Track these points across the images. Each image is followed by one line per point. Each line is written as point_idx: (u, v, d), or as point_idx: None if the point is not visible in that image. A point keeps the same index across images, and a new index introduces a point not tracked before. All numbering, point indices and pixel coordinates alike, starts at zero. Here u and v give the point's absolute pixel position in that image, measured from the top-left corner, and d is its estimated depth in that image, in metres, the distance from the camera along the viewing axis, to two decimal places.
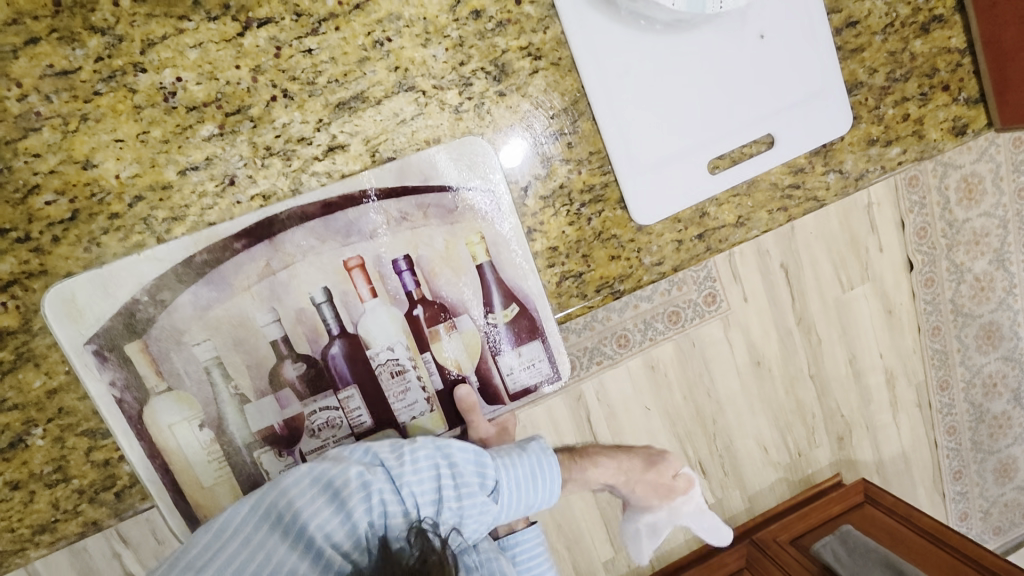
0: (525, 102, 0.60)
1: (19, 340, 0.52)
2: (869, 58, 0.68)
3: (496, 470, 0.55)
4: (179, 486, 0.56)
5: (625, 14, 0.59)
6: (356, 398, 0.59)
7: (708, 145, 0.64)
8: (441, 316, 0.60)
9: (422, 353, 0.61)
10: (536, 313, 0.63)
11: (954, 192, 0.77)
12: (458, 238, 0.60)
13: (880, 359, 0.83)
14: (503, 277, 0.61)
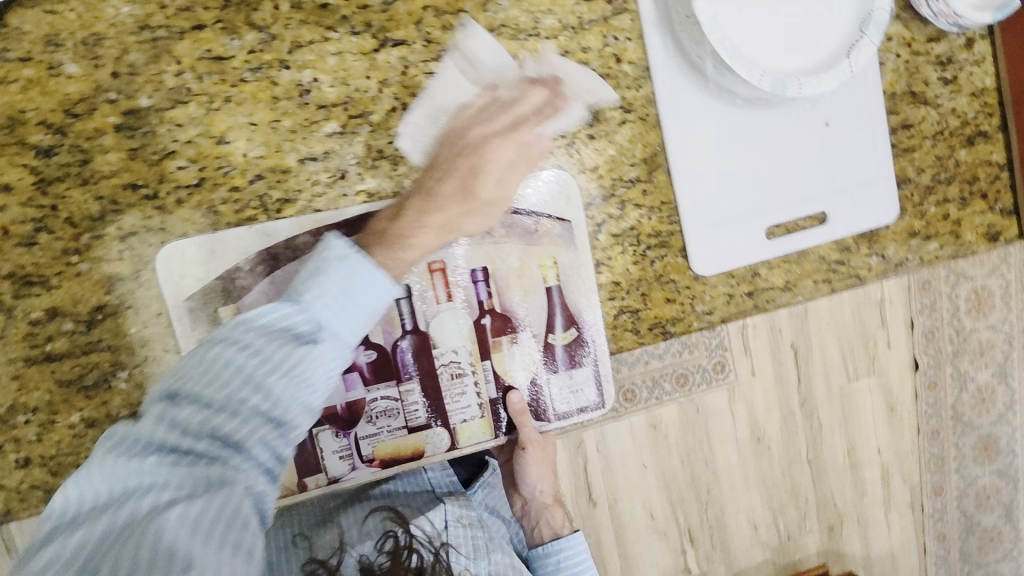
0: (611, 149, 0.66)
1: (127, 288, 0.56)
2: (919, 158, 0.75)
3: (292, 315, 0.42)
4: None
5: (711, 86, 0.65)
6: (415, 392, 0.63)
7: (768, 213, 0.70)
8: (506, 328, 0.65)
9: (482, 361, 0.65)
10: (591, 340, 0.67)
11: (964, 301, 0.99)
12: (533, 259, 0.65)
13: (876, 454, 1.05)
14: (568, 301, 0.66)
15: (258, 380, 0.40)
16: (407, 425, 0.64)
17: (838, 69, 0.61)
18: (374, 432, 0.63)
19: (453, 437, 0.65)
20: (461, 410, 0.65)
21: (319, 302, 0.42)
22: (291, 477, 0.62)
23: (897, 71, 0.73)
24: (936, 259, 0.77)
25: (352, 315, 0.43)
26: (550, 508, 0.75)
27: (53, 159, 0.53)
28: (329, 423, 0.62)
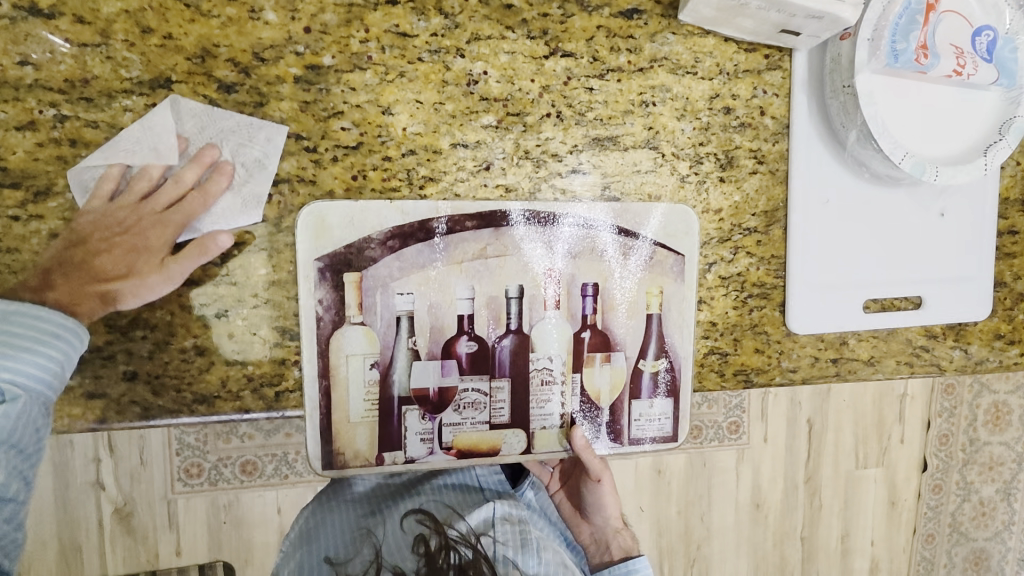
0: (737, 194, 0.68)
1: (267, 231, 0.57)
2: (1018, 264, 0.77)
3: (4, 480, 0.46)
4: (332, 411, 0.61)
5: (844, 156, 0.67)
6: (504, 391, 0.64)
7: (870, 287, 0.72)
8: (603, 347, 0.66)
9: (573, 373, 0.66)
10: (679, 375, 0.68)
11: (983, 413, 1.02)
12: (641, 285, 0.66)
13: (870, 544, 1.06)
14: (664, 332, 0.67)
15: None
16: (490, 421, 0.64)
17: (973, 165, 0.64)
18: (457, 421, 0.64)
19: (530, 442, 0.66)
20: (543, 417, 0.66)
21: (4, 361, 0.47)
22: (371, 450, 0.62)
23: (1014, 177, 0.75)
24: (1014, 364, 0.78)
25: (39, 367, 0.48)
26: (621, 532, 0.73)
27: (231, 96, 0.55)
28: (418, 404, 0.62)
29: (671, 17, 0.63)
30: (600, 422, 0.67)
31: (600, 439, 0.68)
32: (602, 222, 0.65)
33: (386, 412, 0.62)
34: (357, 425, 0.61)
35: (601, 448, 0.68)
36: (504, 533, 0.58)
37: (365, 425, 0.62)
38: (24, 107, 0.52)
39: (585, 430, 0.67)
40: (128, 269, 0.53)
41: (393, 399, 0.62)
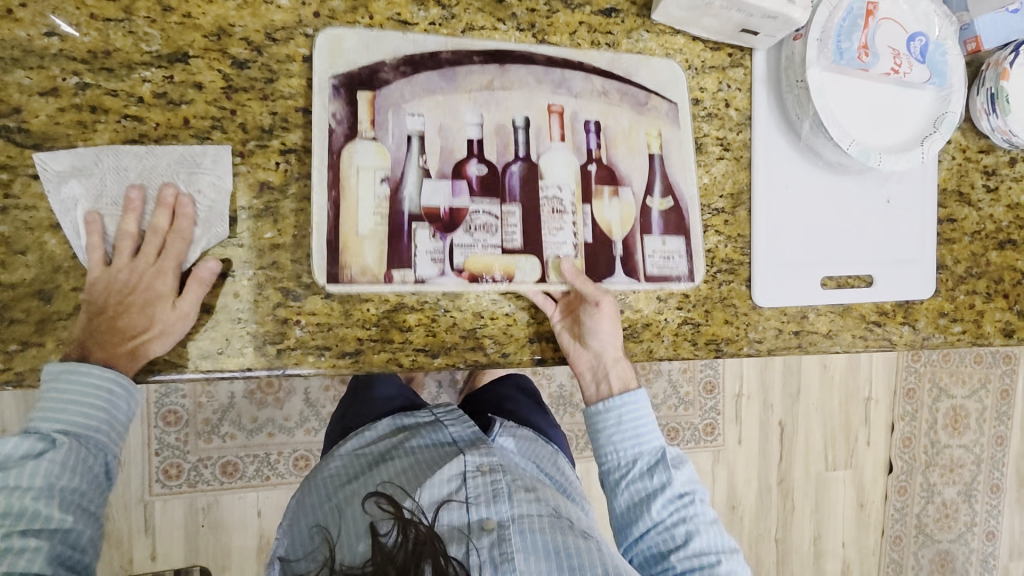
0: (706, 177, 0.74)
1: (273, 197, 0.61)
2: (956, 250, 0.85)
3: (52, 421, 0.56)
4: (341, 223, 0.62)
5: (801, 144, 0.75)
6: (514, 215, 0.66)
7: (827, 267, 0.78)
8: (610, 180, 0.70)
9: (583, 205, 0.69)
10: (685, 213, 0.73)
11: None
12: (641, 126, 0.71)
13: None
14: (668, 171, 0.72)
15: (51, 486, 0.55)
16: (502, 246, 0.66)
17: (911, 153, 0.73)
18: (470, 243, 0.65)
19: (544, 271, 0.67)
20: (556, 246, 0.68)
21: (62, 412, 0.56)
22: (380, 266, 0.63)
23: (951, 170, 0.84)
24: (957, 340, 0.85)
25: (94, 408, 0.56)
26: (620, 362, 0.70)
27: (244, 72, 0.60)
28: (429, 222, 0.64)
29: (644, 17, 0.71)
30: (614, 256, 0.70)
31: (614, 273, 0.70)
32: (588, 67, 0.69)
33: (396, 226, 0.63)
34: (365, 239, 0.62)
35: (619, 281, 0.70)
36: (476, 483, 0.71)
37: (372, 240, 0.63)
38: (48, 74, 0.56)
39: (591, 264, 0.69)
40: (129, 352, 0.57)
41: (404, 213, 0.64)
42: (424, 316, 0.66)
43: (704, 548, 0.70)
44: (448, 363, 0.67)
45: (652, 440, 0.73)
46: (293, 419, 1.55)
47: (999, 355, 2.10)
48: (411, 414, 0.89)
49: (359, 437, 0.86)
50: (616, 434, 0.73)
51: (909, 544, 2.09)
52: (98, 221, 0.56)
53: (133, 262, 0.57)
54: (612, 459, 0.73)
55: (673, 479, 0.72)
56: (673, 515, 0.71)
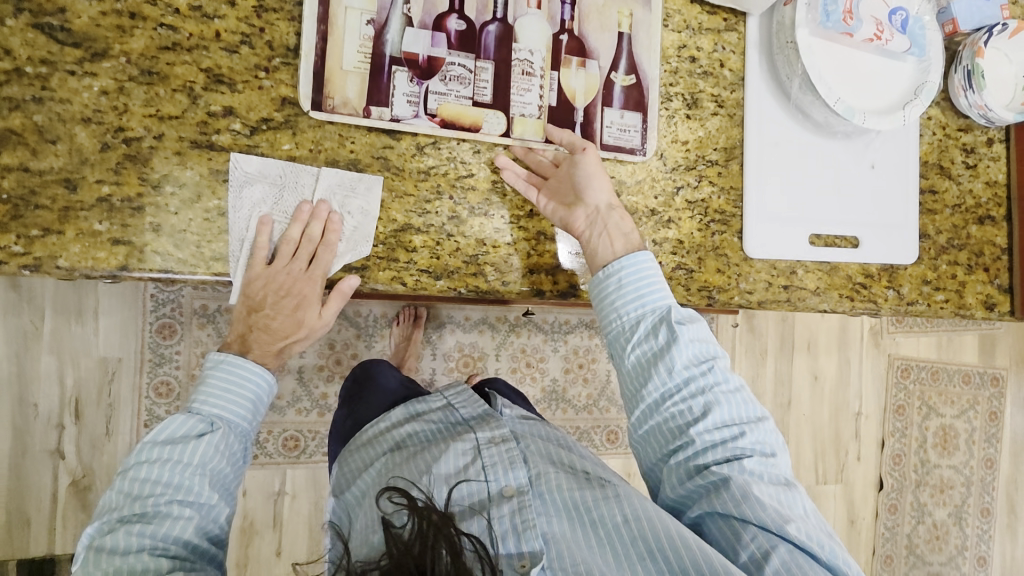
0: (701, 131, 0.79)
1: (294, 111, 0.65)
2: (938, 221, 0.89)
3: (205, 408, 0.65)
4: (326, 56, 0.66)
5: (790, 105, 0.80)
6: (487, 72, 0.71)
7: (816, 224, 0.82)
8: (579, 52, 0.74)
9: (552, 71, 0.73)
10: (646, 91, 0.76)
11: None
12: (614, 6, 0.75)
13: None
14: (634, 52, 0.76)
15: (205, 465, 0.62)
16: (473, 99, 0.70)
17: (893, 116, 0.77)
18: (443, 92, 0.69)
19: (509, 127, 0.72)
20: (522, 106, 0.72)
21: (218, 400, 0.65)
22: (360, 100, 0.67)
23: (931, 145, 0.89)
24: (941, 308, 0.88)
25: (245, 397, 0.67)
26: (616, 209, 0.70)
27: None
28: (407, 67, 0.68)
29: None
30: (574, 122, 0.74)
31: (573, 138, 0.74)
32: None
33: (377, 66, 0.67)
34: (348, 73, 0.66)
35: None
36: (491, 454, 0.70)
37: (355, 76, 0.67)
38: None
39: (556, 123, 0.73)
40: (277, 350, 0.69)
41: (384, 56, 0.68)
42: (430, 239, 0.69)
43: (725, 420, 0.66)
44: (450, 287, 0.69)
45: (658, 300, 0.68)
46: (284, 398, 1.56)
47: (986, 376, 2.13)
48: (423, 399, 0.83)
49: (376, 424, 0.81)
50: (617, 296, 0.68)
51: (901, 566, 2.05)
52: (268, 224, 0.63)
53: (291, 268, 0.64)
54: (618, 323, 0.69)
55: (682, 343, 0.66)
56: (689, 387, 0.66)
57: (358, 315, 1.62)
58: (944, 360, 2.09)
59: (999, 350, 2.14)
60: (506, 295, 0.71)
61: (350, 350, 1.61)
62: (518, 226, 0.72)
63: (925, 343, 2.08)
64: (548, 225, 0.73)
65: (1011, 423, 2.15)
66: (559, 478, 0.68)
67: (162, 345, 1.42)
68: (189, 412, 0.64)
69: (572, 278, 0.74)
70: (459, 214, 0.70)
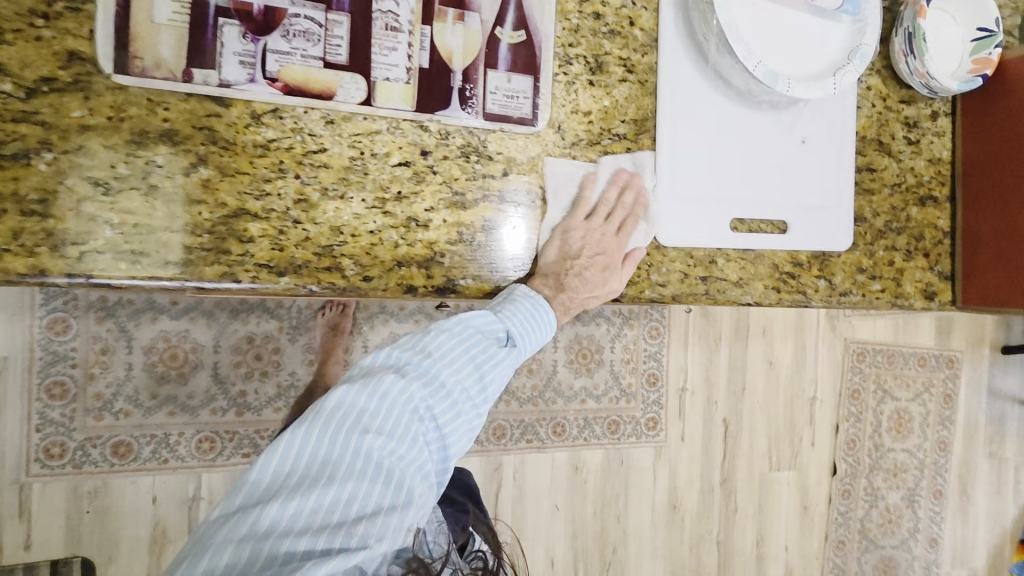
0: (606, 99, 0.68)
1: (85, 69, 0.53)
2: (876, 202, 0.80)
3: (507, 324, 0.64)
4: (128, 5, 0.53)
5: (708, 69, 0.70)
6: (342, 27, 0.58)
7: (739, 208, 0.72)
8: (457, 3, 0.62)
9: (423, 26, 0.61)
10: (538, 51, 0.65)
11: None
12: None
13: None
14: (524, 4, 0.64)
15: (478, 375, 0.64)
16: (324, 59, 0.58)
17: (823, 82, 0.68)
18: (286, 51, 0.57)
19: (370, 93, 0.59)
20: (386, 68, 0.60)
21: (524, 327, 0.64)
22: (177, 62, 0.54)
23: (870, 117, 0.79)
24: (877, 299, 0.80)
25: (535, 337, 0.65)
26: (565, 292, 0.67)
27: None
28: (238, 20, 0.56)
29: None
30: (450, 88, 0.62)
31: (449, 106, 0.62)
32: None
33: (198, 19, 0.55)
34: (159, 27, 0.53)
35: (453, 116, 0.62)
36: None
37: (169, 31, 0.54)
38: None
39: (430, 89, 0.61)
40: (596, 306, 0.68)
41: (207, 6, 0.55)
42: (270, 227, 0.58)
43: None
44: (298, 284, 0.58)
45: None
46: (198, 397, 1.41)
47: (941, 359, 2.09)
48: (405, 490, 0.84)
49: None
50: None
51: (853, 549, 2.04)
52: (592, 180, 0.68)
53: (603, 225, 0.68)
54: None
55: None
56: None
57: (279, 306, 1.46)
58: (900, 344, 2.05)
59: (955, 334, 2.11)
60: (369, 293, 0.61)
61: (271, 344, 1.46)
62: (382, 211, 0.61)
63: (881, 327, 2.03)
64: (420, 209, 0.62)
65: (965, 405, 2.13)
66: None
67: (55, 342, 1.33)
68: (496, 316, 0.64)
69: (449, 272, 0.63)
70: (308, 197, 0.59)
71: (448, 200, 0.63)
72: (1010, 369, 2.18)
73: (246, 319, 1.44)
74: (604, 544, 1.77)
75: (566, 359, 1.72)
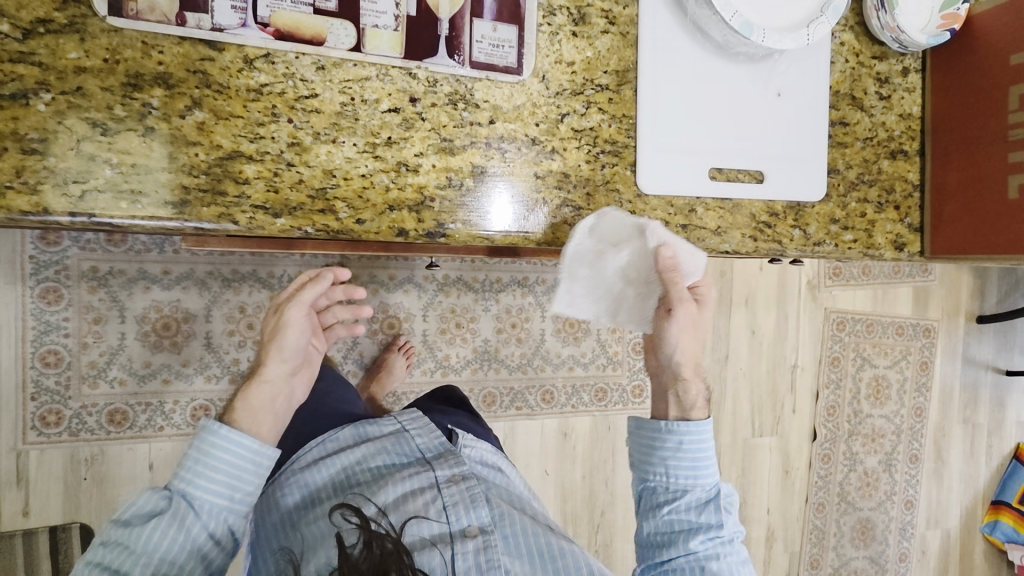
0: (589, 50, 0.71)
1: (80, 12, 0.54)
2: (849, 154, 0.83)
3: (188, 480, 0.66)
4: None
5: (687, 21, 0.72)
6: None
7: (717, 157, 0.75)
8: None
9: None
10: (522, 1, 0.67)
11: None
12: None
13: None
14: None
15: (183, 518, 0.64)
16: (313, 5, 0.59)
17: (796, 34, 0.69)
18: None
19: (359, 40, 0.61)
20: (375, 15, 0.61)
21: (211, 468, 0.66)
22: (171, 6, 0.56)
23: (844, 73, 0.82)
24: (849, 249, 0.83)
25: (230, 466, 0.67)
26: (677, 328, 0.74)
27: None
28: None
29: None
30: (437, 36, 0.64)
31: (437, 54, 0.64)
32: None
33: None
34: None
35: (440, 64, 0.64)
36: (452, 494, 0.76)
37: None
38: None
39: (418, 37, 0.63)
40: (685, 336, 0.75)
41: None
42: (265, 169, 0.60)
43: None
44: (293, 225, 0.61)
45: (709, 477, 0.74)
46: (192, 365, 1.43)
47: (919, 328, 2.16)
48: (374, 422, 0.89)
49: (321, 446, 0.86)
50: (673, 458, 0.74)
51: (832, 511, 2.11)
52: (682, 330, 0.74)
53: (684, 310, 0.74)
54: (661, 480, 0.74)
55: (726, 525, 0.72)
56: (697, 531, 0.72)
57: (270, 276, 1.48)
58: (879, 313, 2.10)
59: (932, 303, 2.17)
60: (361, 236, 0.63)
61: (263, 314, 1.48)
62: (373, 155, 0.63)
63: (861, 297, 2.09)
64: (410, 154, 0.64)
65: (940, 373, 2.20)
66: (520, 521, 0.76)
67: (47, 312, 1.34)
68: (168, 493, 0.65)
69: (439, 216, 0.65)
70: (301, 141, 0.61)
71: (436, 146, 0.65)
72: (985, 338, 2.24)
73: (237, 289, 1.45)
74: (594, 508, 1.78)
75: (554, 328, 1.72)
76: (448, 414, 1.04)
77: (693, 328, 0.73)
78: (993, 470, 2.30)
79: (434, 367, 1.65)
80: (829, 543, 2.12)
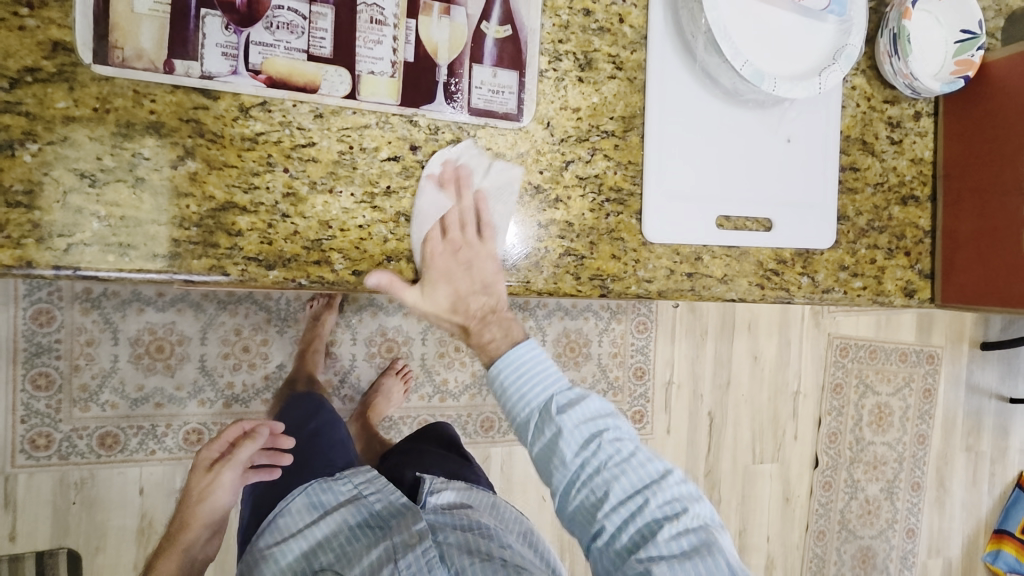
0: (595, 96, 0.69)
1: (70, 60, 0.52)
2: (859, 201, 0.81)
3: None
4: None
5: (695, 67, 0.71)
6: (326, 20, 0.58)
7: (724, 205, 0.73)
8: None
9: (409, 19, 0.60)
10: (525, 46, 0.65)
11: None
12: None
13: None
14: None
15: None
16: (307, 52, 0.58)
17: (807, 82, 0.68)
18: (269, 44, 0.56)
19: (354, 86, 0.59)
20: (371, 61, 0.59)
21: None
22: (158, 53, 0.54)
23: (854, 117, 0.81)
24: (859, 297, 0.81)
25: None
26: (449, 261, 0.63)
27: None
28: (221, 12, 0.55)
29: None
30: (436, 82, 0.62)
31: (435, 101, 0.62)
32: None
33: (179, 8, 0.54)
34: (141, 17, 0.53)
35: (439, 111, 0.62)
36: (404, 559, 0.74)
37: (152, 22, 0.53)
38: None
39: (416, 84, 0.61)
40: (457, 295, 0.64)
41: None
42: (259, 221, 0.58)
43: (629, 491, 0.66)
44: (287, 277, 0.59)
45: (543, 395, 0.68)
46: (184, 388, 1.40)
47: (922, 355, 2.13)
48: (328, 491, 0.88)
49: (276, 530, 0.84)
50: (513, 387, 0.68)
51: (833, 539, 2.08)
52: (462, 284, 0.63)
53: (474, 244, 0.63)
54: (512, 411, 0.69)
55: (568, 427, 0.67)
56: (563, 448, 0.66)
57: (266, 299, 1.46)
58: (882, 339, 2.08)
59: (936, 329, 2.14)
60: (357, 288, 0.61)
61: (258, 336, 1.45)
62: (371, 205, 0.61)
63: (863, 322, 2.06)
64: (409, 204, 0.62)
65: (944, 400, 2.17)
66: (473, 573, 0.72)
67: (39, 334, 1.31)
68: None
69: None
70: (297, 191, 0.59)
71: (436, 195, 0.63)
72: (988, 365, 2.22)
73: (232, 311, 1.43)
74: None
75: None
76: (427, 454, 1.01)
77: (454, 251, 0.63)
78: (996, 498, 2.27)
79: (432, 392, 1.61)
80: (830, 571, 2.08)
